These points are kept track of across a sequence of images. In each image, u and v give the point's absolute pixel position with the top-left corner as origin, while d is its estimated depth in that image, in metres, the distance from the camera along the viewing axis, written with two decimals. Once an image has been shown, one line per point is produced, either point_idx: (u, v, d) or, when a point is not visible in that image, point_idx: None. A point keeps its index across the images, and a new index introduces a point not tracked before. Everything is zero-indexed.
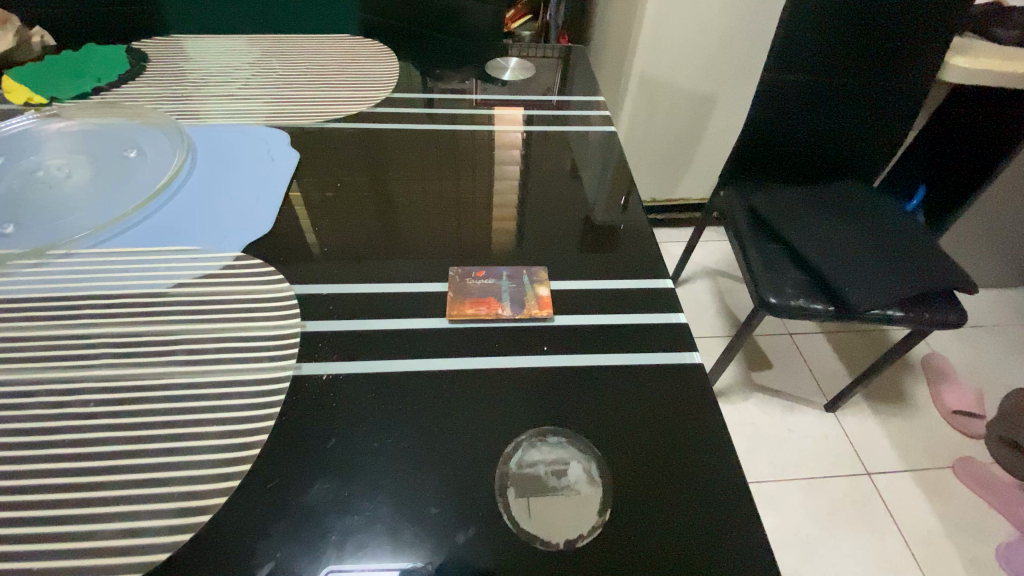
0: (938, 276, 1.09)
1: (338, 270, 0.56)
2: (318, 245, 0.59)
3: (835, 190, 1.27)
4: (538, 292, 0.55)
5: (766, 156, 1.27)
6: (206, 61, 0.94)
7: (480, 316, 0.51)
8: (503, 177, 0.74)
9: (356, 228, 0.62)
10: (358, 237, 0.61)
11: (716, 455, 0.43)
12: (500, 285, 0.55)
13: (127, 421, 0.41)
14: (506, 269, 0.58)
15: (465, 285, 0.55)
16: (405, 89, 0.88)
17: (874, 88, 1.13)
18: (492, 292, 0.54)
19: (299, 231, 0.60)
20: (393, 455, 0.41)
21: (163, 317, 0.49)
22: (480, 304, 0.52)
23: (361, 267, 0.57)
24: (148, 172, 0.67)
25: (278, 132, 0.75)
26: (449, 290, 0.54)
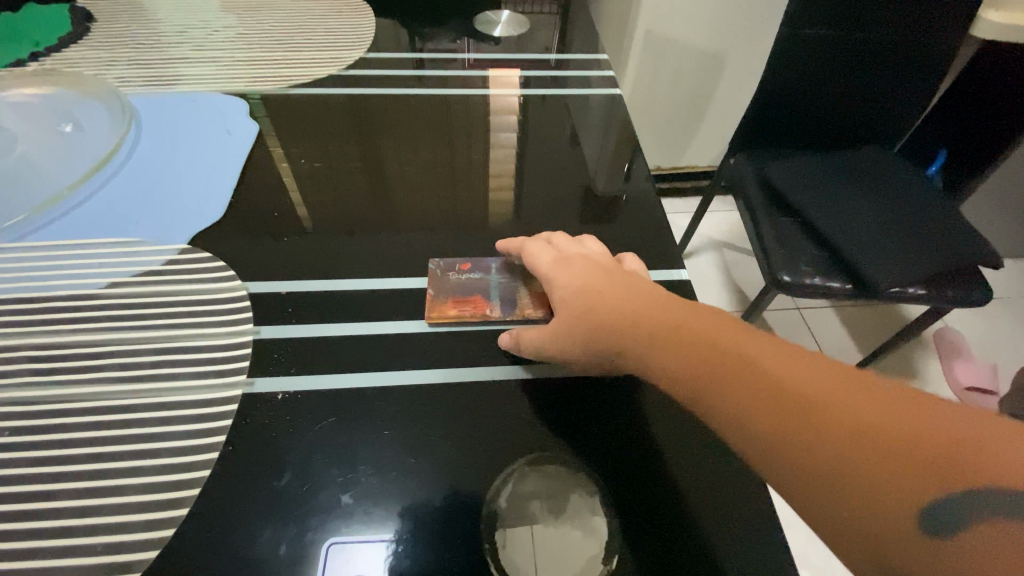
0: (963, 251, 1.01)
1: (323, 248, 0.50)
2: (309, 219, 0.53)
3: (855, 158, 1.17)
4: (533, 288, 0.47)
5: (782, 122, 1.16)
6: (160, 19, 0.83)
7: (465, 318, 0.44)
8: (497, 148, 0.65)
9: (336, 201, 0.56)
10: (345, 211, 0.55)
11: (737, 482, 0.37)
12: (489, 280, 0.48)
13: (50, 455, 0.35)
14: (496, 260, 0.50)
15: (447, 280, 0.48)
16: (384, 47, 0.78)
17: (905, 43, 1.02)
18: (480, 289, 0.47)
19: (265, 212, 0.54)
20: (356, 492, 0.35)
21: (93, 323, 0.42)
22: (465, 304, 0.45)
23: (350, 242, 0.51)
24: (85, 150, 0.58)
25: (236, 100, 0.66)
26: (429, 286, 0.47)
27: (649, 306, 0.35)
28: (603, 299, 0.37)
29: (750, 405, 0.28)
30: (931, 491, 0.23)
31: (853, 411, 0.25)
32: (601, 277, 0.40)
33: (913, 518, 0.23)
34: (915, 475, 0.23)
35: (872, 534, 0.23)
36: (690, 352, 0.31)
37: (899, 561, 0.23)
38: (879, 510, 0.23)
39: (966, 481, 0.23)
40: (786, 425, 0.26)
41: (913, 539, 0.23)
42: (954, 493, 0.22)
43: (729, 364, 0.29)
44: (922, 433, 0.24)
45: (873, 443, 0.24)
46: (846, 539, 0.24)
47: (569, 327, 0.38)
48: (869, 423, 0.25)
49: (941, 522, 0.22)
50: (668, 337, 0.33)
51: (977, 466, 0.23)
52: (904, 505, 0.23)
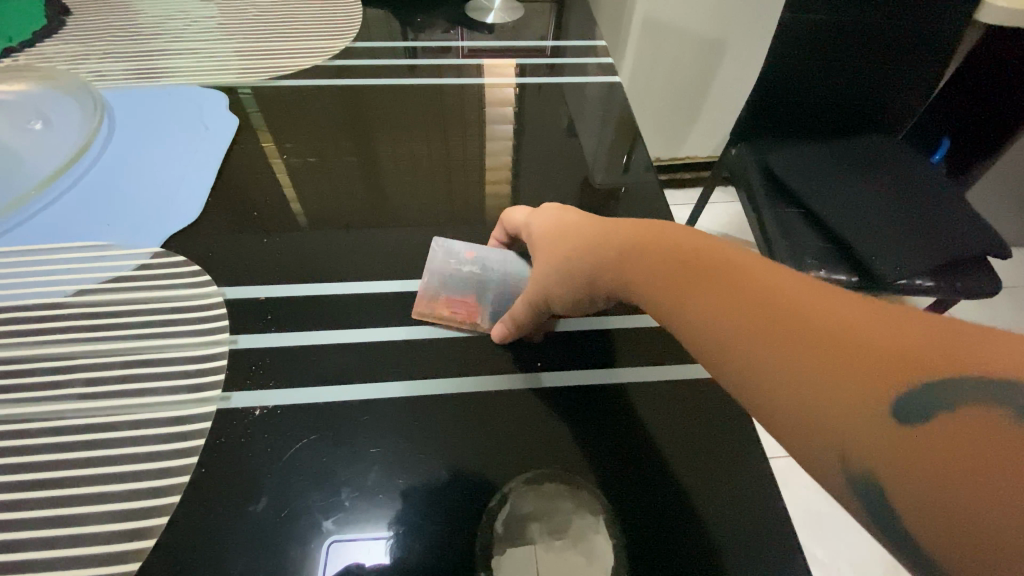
0: (971, 239, 0.99)
1: (314, 244, 0.48)
2: (303, 213, 0.51)
3: (860, 145, 1.14)
4: None
5: (785, 109, 1.13)
6: (138, 11, 0.79)
7: (454, 321, 0.41)
8: (492, 141, 0.62)
9: (325, 194, 0.53)
10: (336, 203, 0.52)
11: (744, 492, 0.34)
12: (490, 279, 0.44)
13: (9, 484, 0.32)
14: (503, 255, 0.46)
15: (445, 272, 0.44)
16: (373, 36, 0.75)
17: (910, 26, 0.99)
18: (478, 289, 0.43)
19: (246, 209, 0.51)
20: (337, 514, 0.32)
21: (59, 335, 0.39)
22: (459, 306, 0.42)
23: (346, 236, 0.49)
24: (54, 148, 0.55)
25: (214, 92, 0.62)
26: (425, 277, 0.44)
27: (628, 226, 0.34)
28: (583, 231, 0.36)
29: (718, 301, 0.26)
30: (905, 380, 0.19)
31: (819, 301, 0.23)
32: (586, 218, 0.38)
33: (884, 407, 0.19)
34: (889, 362, 0.20)
35: (831, 424, 0.20)
36: (659, 262, 0.30)
37: (858, 453, 0.19)
38: (842, 401, 0.20)
39: (958, 370, 0.18)
40: (743, 313, 0.25)
41: (874, 427, 0.19)
42: (935, 382, 0.18)
43: (699, 269, 0.28)
44: (906, 327, 0.20)
45: (842, 333, 0.21)
46: (802, 432, 0.21)
47: (548, 266, 0.37)
48: (847, 314, 0.22)
49: (914, 411, 0.18)
50: (644, 250, 0.31)
51: (973, 355, 0.19)
52: (871, 398, 0.19)
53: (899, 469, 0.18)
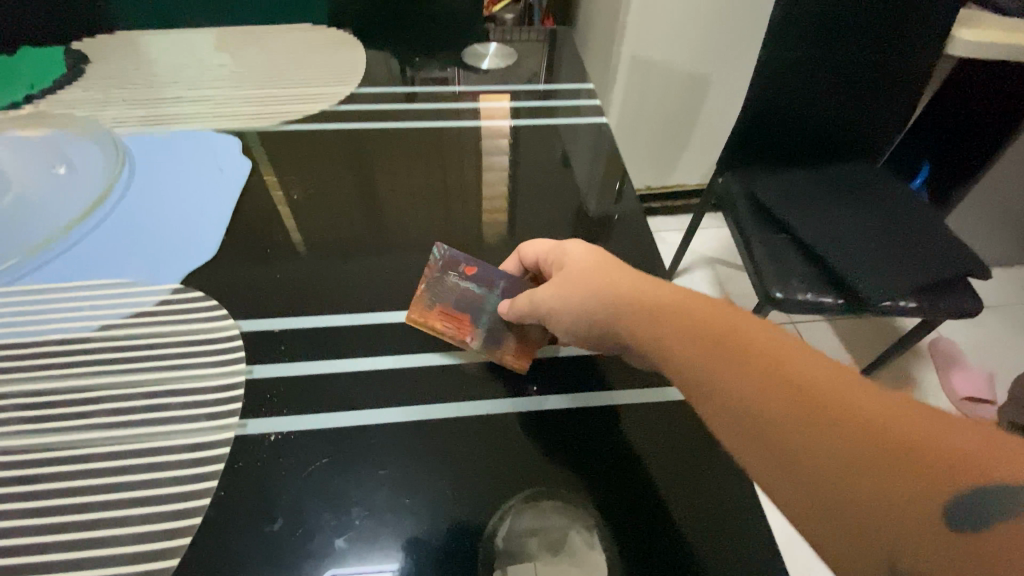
0: (952, 261, 1.02)
1: (321, 274, 0.51)
2: (302, 244, 0.54)
3: (844, 173, 1.20)
4: (525, 330, 0.45)
5: (770, 138, 1.18)
6: (153, 59, 0.84)
7: (443, 335, 0.45)
8: (489, 172, 0.66)
9: (332, 225, 0.57)
10: (342, 233, 0.56)
11: (729, 507, 0.37)
12: (486, 300, 0.48)
13: (40, 509, 0.34)
14: (502, 278, 0.49)
15: (444, 287, 0.48)
16: (375, 82, 0.79)
17: (884, 64, 1.06)
18: (472, 309, 0.46)
19: (259, 242, 0.54)
20: (352, 535, 0.34)
21: (86, 368, 0.42)
22: (452, 322, 0.45)
23: (348, 266, 0.52)
24: (78, 191, 0.58)
25: (229, 137, 0.66)
26: (425, 289, 0.48)
27: (660, 295, 0.36)
28: (616, 280, 0.39)
29: (773, 398, 0.28)
30: (954, 487, 0.23)
31: (865, 403, 0.27)
32: (608, 266, 0.41)
33: (942, 515, 0.23)
34: (937, 472, 0.24)
35: (890, 523, 0.24)
36: (701, 343, 0.32)
37: (911, 554, 0.23)
38: (900, 504, 0.24)
39: (992, 479, 0.23)
40: (799, 411, 0.27)
41: (933, 529, 0.23)
42: (979, 490, 0.23)
43: (744, 355, 0.30)
44: (943, 434, 0.25)
45: (895, 437, 0.25)
46: (861, 532, 0.24)
47: (569, 284, 0.41)
48: (892, 420, 0.26)
49: (965, 519, 0.23)
50: (683, 327, 0.34)
51: (999, 464, 0.24)
52: (930, 503, 0.23)
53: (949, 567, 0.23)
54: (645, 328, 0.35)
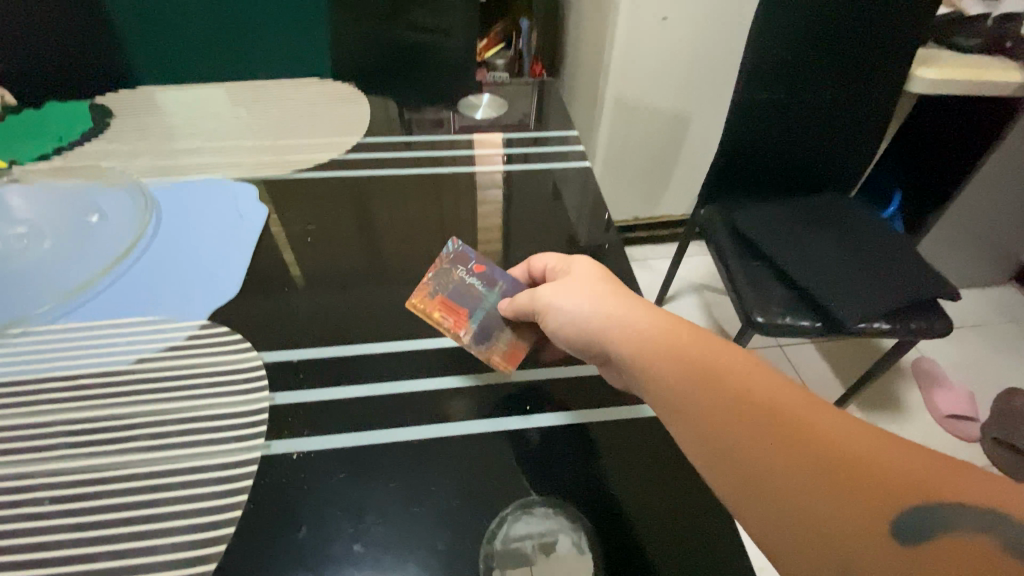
0: (923, 285, 1.09)
1: (329, 307, 0.56)
2: (300, 278, 0.60)
3: (820, 204, 1.28)
4: (513, 338, 0.52)
5: (750, 170, 1.26)
6: (172, 113, 0.92)
7: (440, 325, 0.52)
8: (484, 204, 0.72)
9: (337, 259, 0.63)
10: (340, 268, 0.62)
11: (701, 512, 0.42)
12: (485, 301, 0.55)
13: (89, 525, 0.39)
14: (504, 283, 0.56)
15: (451, 284, 0.56)
16: (379, 132, 0.86)
17: (850, 104, 1.15)
18: (466, 303, 0.54)
19: (274, 278, 0.60)
20: (368, 541, 0.39)
21: (125, 397, 0.46)
22: (450, 315, 0.53)
23: (347, 296, 0.58)
24: (111, 237, 0.64)
25: (246, 185, 0.73)
26: (433, 284, 0.56)
27: (658, 327, 0.41)
28: (619, 306, 0.44)
29: (755, 426, 0.33)
30: (906, 506, 0.28)
31: (833, 430, 0.32)
32: (608, 292, 0.46)
33: (898, 532, 0.28)
34: (888, 492, 0.29)
35: (856, 538, 0.28)
36: (696, 375, 0.37)
37: (867, 566, 0.27)
38: (865, 522, 0.28)
39: (932, 498, 0.29)
40: (780, 436, 0.32)
41: (892, 544, 0.27)
42: (923, 509, 0.28)
43: (732, 387, 0.35)
44: (894, 460, 0.30)
45: (857, 461, 0.30)
46: (823, 545, 0.28)
47: (575, 297, 0.46)
48: (854, 447, 0.31)
49: (912, 532, 0.27)
50: (680, 359, 0.38)
51: (936, 487, 0.29)
52: (888, 521, 0.28)
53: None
54: (644, 356, 0.40)
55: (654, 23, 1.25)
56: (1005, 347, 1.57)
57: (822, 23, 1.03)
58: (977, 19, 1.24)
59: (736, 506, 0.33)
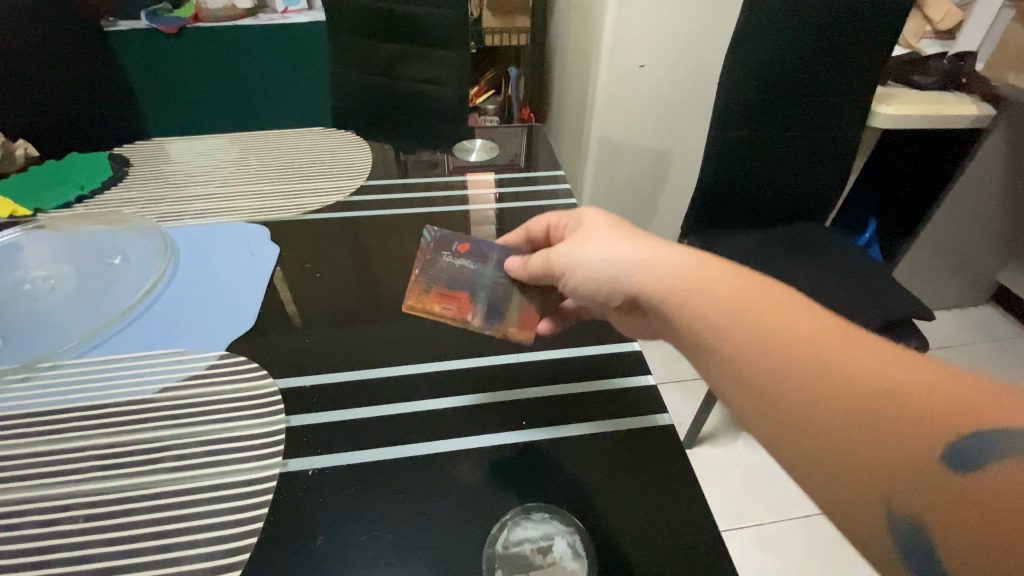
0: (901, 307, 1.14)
1: (324, 339, 0.60)
2: (297, 315, 0.64)
3: (804, 232, 1.34)
4: (519, 308, 0.58)
5: (735, 199, 1.33)
6: (187, 161, 0.99)
7: (445, 315, 0.58)
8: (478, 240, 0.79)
9: (334, 297, 0.67)
10: (335, 305, 0.66)
11: (686, 513, 0.45)
12: (480, 280, 0.60)
13: (121, 539, 0.42)
14: (493, 254, 0.61)
15: (442, 270, 0.60)
16: (380, 175, 0.93)
17: (822, 139, 1.23)
18: (462, 288, 0.59)
19: (276, 313, 0.64)
20: (379, 547, 0.42)
21: (151, 422, 0.50)
22: (450, 304, 0.58)
23: (342, 332, 0.61)
24: (134, 277, 0.69)
25: (258, 227, 0.79)
26: (423, 277, 0.60)
27: (694, 287, 0.44)
28: (639, 258, 0.50)
29: (791, 376, 0.36)
30: (951, 438, 0.29)
31: (870, 371, 0.33)
32: (638, 256, 0.51)
33: (942, 463, 0.29)
34: (930, 425, 0.30)
35: (900, 473, 0.30)
36: (733, 334, 0.40)
37: (908, 495, 0.30)
38: (909, 456, 0.30)
39: (980, 426, 0.29)
40: (818, 385, 0.34)
41: (937, 474, 0.29)
42: (971, 437, 0.29)
43: (769, 342, 0.38)
44: (937, 393, 0.31)
45: (896, 399, 0.32)
46: (862, 479, 0.32)
47: (595, 256, 0.53)
48: (894, 385, 0.32)
49: (958, 462, 0.29)
50: (717, 321, 0.41)
51: (986, 414, 0.29)
52: (932, 453, 0.29)
53: (952, 505, 0.29)
54: (684, 322, 0.44)
55: (632, 70, 1.36)
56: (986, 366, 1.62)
57: (784, 66, 1.13)
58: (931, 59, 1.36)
59: (785, 454, 0.36)
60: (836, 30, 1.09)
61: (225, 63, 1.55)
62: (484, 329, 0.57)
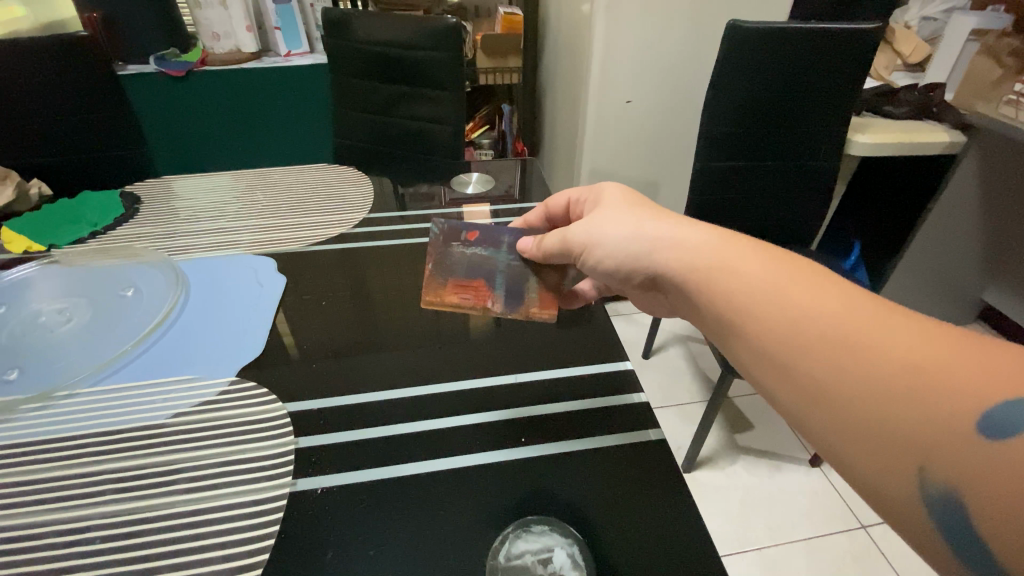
0: None
1: (316, 370, 0.62)
2: (294, 347, 0.66)
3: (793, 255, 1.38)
4: (535, 290, 0.66)
5: (726, 221, 1.38)
6: (195, 198, 1.03)
7: (466, 303, 0.65)
8: None
9: (334, 330, 0.69)
10: (333, 339, 0.68)
11: (681, 523, 0.48)
12: (494, 269, 0.67)
13: (137, 558, 0.44)
14: (499, 242, 0.69)
15: (453, 262, 0.68)
16: (381, 209, 0.98)
17: (804, 165, 1.29)
18: (477, 279, 0.66)
19: (278, 344, 0.67)
20: (387, 560, 0.44)
21: (165, 446, 0.52)
22: (468, 295, 0.66)
23: (338, 365, 0.63)
24: (145, 309, 0.72)
25: (265, 259, 0.82)
26: (437, 271, 0.67)
27: (721, 267, 0.47)
28: (661, 239, 0.53)
29: (821, 353, 0.38)
30: (984, 408, 0.31)
31: (901, 346, 0.35)
32: (663, 236, 0.54)
33: (977, 433, 0.31)
34: (963, 396, 0.32)
35: (934, 442, 0.32)
36: (763, 312, 0.42)
37: (942, 464, 0.32)
38: (941, 426, 0.32)
39: (1012, 396, 0.31)
40: (849, 359, 0.37)
41: (971, 443, 0.31)
42: (1003, 405, 0.30)
43: (799, 319, 0.40)
44: (966, 366, 0.33)
45: (929, 372, 0.34)
46: (893, 449, 0.33)
47: (618, 235, 0.57)
48: (922, 359, 0.34)
49: (991, 429, 0.30)
50: (746, 298, 0.44)
51: (1016, 384, 0.31)
52: (968, 424, 0.31)
53: (987, 472, 0.30)
54: (713, 302, 0.46)
55: (620, 105, 1.44)
56: None
57: (763, 96, 1.19)
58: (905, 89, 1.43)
59: (817, 427, 0.38)
60: (814, 59, 1.14)
61: (230, 104, 1.62)
62: (504, 314, 0.64)
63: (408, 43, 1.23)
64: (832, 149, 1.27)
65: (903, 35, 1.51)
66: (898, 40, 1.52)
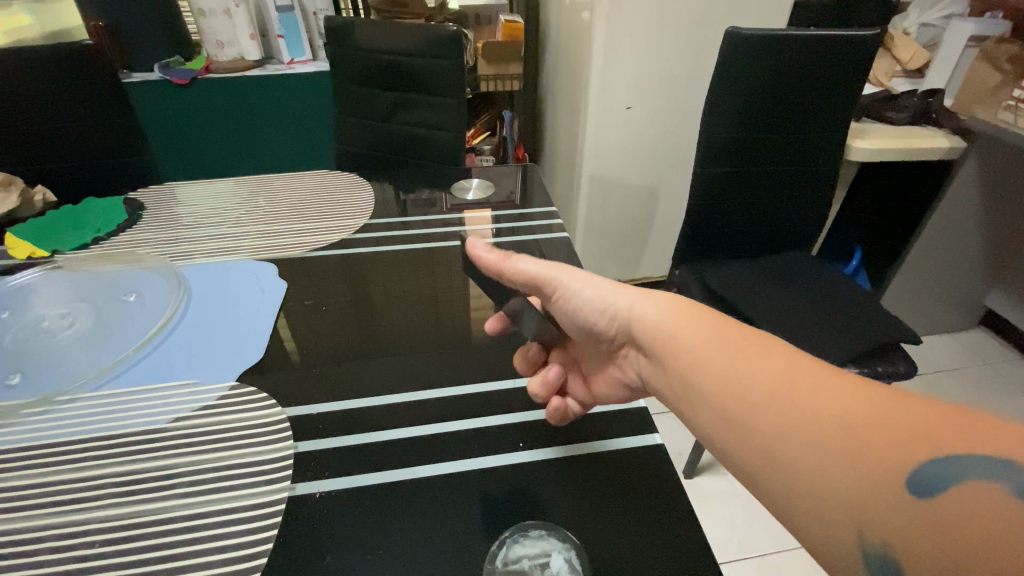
0: (893, 328, 1.13)
1: (319, 374, 0.63)
2: (296, 352, 0.66)
3: (797, 259, 1.37)
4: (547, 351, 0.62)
5: (725, 228, 1.38)
6: (198, 204, 1.03)
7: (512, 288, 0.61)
8: None
9: (334, 335, 0.70)
10: (334, 343, 0.68)
11: (678, 529, 0.47)
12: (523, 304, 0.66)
13: (135, 561, 0.44)
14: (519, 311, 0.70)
15: None
16: (381, 214, 0.98)
17: (803, 171, 1.30)
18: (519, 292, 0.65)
19: (280, 347, 0.67)
20: (382, 566, 0.44)
21: (165, 450, 0.53)
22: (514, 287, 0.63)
23: (340, 369, 0.63)
24: (148, 314, 0.72)
25: (268, 264, 0.83)
26: None
27: (686, 330, 0.50)
28: (636, 303, 0.56)
29: (768, 415, 0.40)
30: (913, 465, 0.32)
31: (840, 404, 0.37)
32: (637, 298, 0.57)
33: (908, 489, 0.32)
34: (894, 454, 0.33)
35: (869, 501, 0.33)
36: (719, 372, 0.44)
37: (877, 524, 0.32)
38: (877, 483, 0.33)
39: (940, 452, 0.32)
40: (793, 417, 0.38)
41: (905, 501, 0.32)
42: (929, 461, 0.31)
43: (750, 380, 0.42)
44: (901, 422, 0.34)
45: (865, 430, 0.35)
46: (834, 506, 0.34)
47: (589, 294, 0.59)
48: (859, 418, 0.36)
49: (920, 484, 0.31)
50: (704, 359, 0.46)
51: (944, 439, 0.32)
52: (900, 480, 0.32)
53: (920, 529, 0.30)
54: (675, 361, 0.49)
55: (619, 111, 1.45)
56: (984, 389, 1.63)
57: (760, 103, 1.19)
58: (903, 95, 1.43)
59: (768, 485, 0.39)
60: (811, 67, 1.15)
61: (233, 111, 1.63)
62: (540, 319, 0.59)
63: (409, 50, 1.25)
64: (832, 154, 1.27)
65: (902, 41, 1.51)
66: (898, 46, 1.52)
